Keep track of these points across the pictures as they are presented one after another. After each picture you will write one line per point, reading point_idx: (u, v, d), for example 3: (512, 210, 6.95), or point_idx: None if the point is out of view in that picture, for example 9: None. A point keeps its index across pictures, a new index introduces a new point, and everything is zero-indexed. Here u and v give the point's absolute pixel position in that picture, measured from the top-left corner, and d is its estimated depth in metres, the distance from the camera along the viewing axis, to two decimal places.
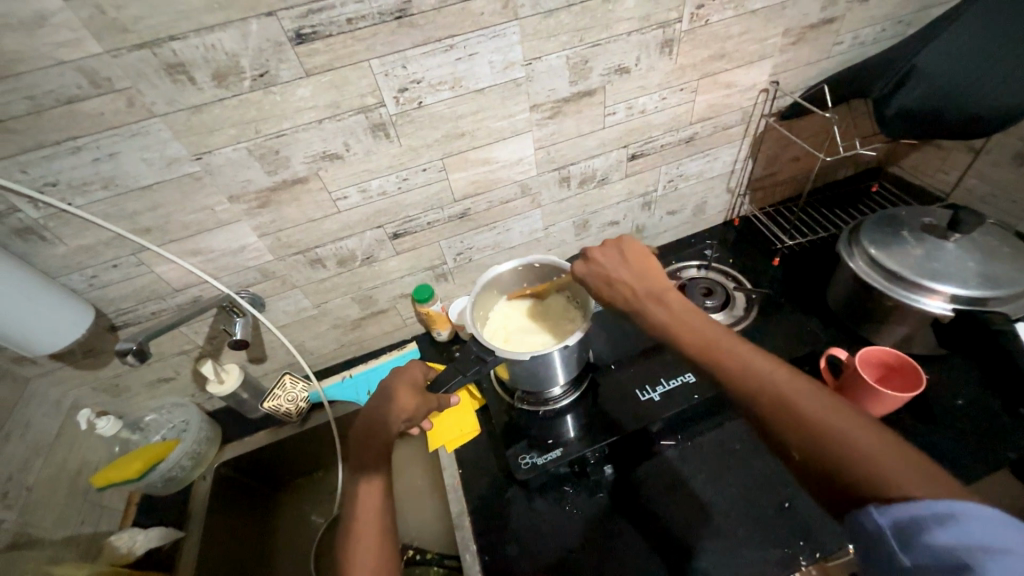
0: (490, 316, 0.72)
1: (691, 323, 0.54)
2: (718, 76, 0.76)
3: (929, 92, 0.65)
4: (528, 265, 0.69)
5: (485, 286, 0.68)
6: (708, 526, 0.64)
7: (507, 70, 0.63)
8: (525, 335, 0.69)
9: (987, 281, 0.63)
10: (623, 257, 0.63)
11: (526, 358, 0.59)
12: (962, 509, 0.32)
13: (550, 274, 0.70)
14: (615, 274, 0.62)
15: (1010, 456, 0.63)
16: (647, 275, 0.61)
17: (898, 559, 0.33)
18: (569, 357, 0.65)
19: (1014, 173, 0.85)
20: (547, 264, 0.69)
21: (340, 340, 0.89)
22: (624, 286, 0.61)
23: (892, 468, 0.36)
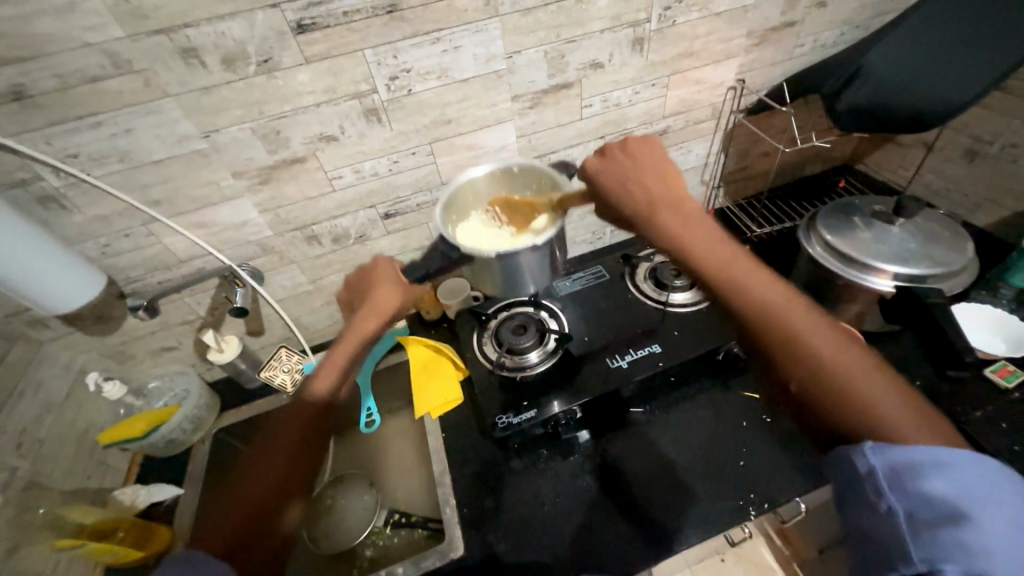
0: (465, 220, 0.75)
1: (706, 242, 0.57)
2: (688, 73, 0.82)
3: (875, 89, 0.72)
4: (507, 169, 0.73)
5: (458, 190, 0.72)
6: (668, 483, 0.70)
7: (489, 62, 0.69)
8: (498, 240, 0.72)
9: (926, 261, 0.69)
10: (646, 161, 0.65)
11: (489, 255, 0.66)
12: (951, 460, 0.37)
13: (530, 179, 0.73)
14: (639, 181, 0.64)
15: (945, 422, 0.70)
16: (664, 181, 0.63)
17: (886, 498, 0.38)
18: (536, 263, 0.71)
19: (964, 168, 0.92)
20: (527, 167, 0.72)
21: (334, 317, 0.95)
22: (642, 193, 0.63)
23: (887, 404, 0.41)
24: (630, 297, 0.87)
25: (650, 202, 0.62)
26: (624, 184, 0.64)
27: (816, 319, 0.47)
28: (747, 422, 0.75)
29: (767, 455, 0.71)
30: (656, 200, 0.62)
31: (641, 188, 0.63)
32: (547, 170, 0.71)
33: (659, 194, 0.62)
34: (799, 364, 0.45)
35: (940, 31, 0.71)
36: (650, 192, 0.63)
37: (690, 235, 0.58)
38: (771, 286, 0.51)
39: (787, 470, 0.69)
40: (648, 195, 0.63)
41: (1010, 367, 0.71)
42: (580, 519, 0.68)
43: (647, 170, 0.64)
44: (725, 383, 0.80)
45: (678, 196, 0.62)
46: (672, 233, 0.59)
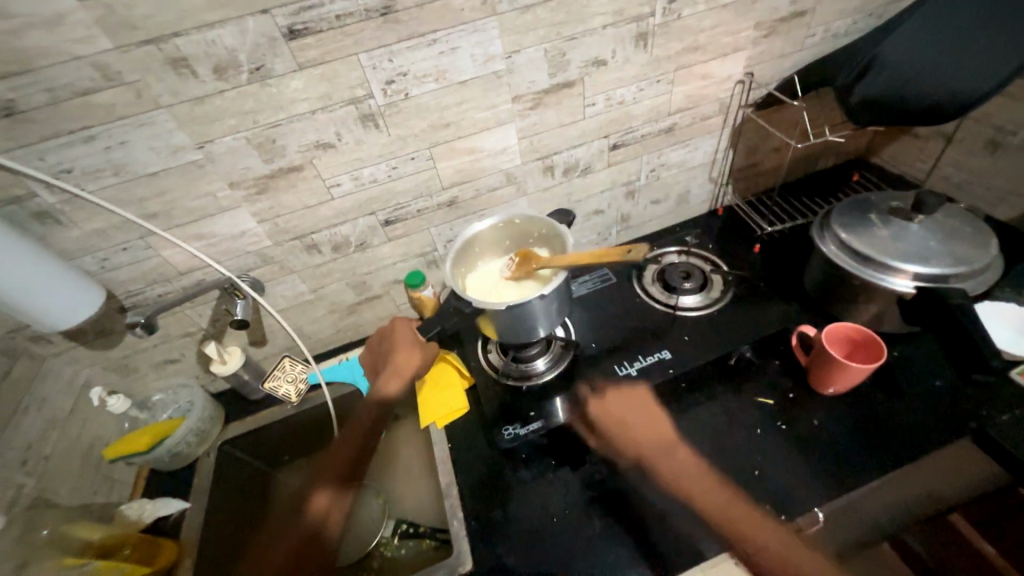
0: (472, 274, 0.76)
1: (693, 475, 0.65)
2: (694, 68, 0.79)
3: (889, 80, 0.69)
4: (508, 221, 0.74)
5: (464, 243, 0.73)
6: (682, 493, 0.68)
7: (488, 63, 0.67)
8: (505, 291, 0.72)
9: (949, 259, 0.66)
10: (638, 414, 0.71)
11: (499, 307, 0.62)
12: None
13: (532, 228, 0.75)
14: (635, 428, 0.70)
15: (971, 427, 0.67)
16: (643, 410, 0.71)
17: None
18: (549, 311, 0.67)
19: (986, 160, 0.88)
20: (527, 218, 0.73)
21: (337, 325, 0.93)
22: (637, 449, 0.69)
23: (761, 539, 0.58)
24: (638, 300, 0.85)
25: (639, 448, 0.69)
26: (625, 438, 0.70)
27: (744, 509, 0.61)
28: (762, 429, 0.73)
29: (784, 462, 0.68)
30: (643, 445, 0.69)
31: (633, 430, 0.70)
32: (546, 218, 0.72)
33: (650, 418, 0.71)
34: (745, 552, 0.58)
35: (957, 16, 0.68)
36: (643, 438, 0.69)
37: (642, 432, 0.69)
38: (732, 508, 0.61)
39: (806, 478, 0.66)
40: (643, 435, 0.69)
41: None
42: (591, 531, 0.67)
43: (637, 418, 0.70)
44: (738, 388, 0.78)
45: (666, 442, 0.69)
46: (656, 461, 0.68)
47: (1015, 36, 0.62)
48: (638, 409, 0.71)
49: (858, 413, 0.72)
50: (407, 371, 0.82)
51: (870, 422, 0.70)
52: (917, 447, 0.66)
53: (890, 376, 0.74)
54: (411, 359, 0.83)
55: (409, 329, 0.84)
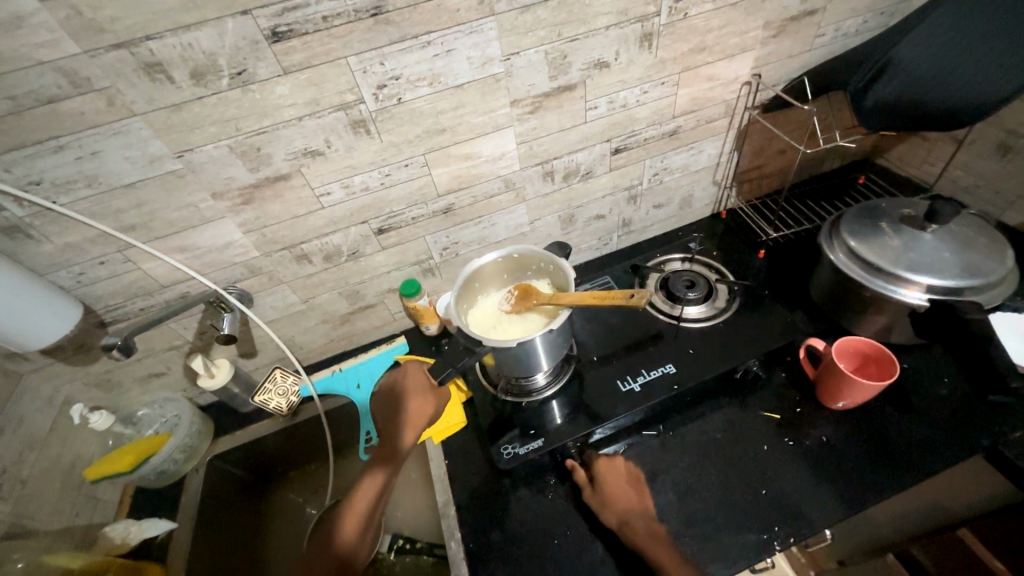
0: (473, 308, 0.75)
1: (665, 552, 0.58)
2: (700, 69, 0.76)
3: (905, 84, 0.66)
4: (507, 256, 0.72)
5: (467, 278, 0.71)
6: (687, 512, 0.66)
7: (485, 66, 0.63)
8: (509, 326, 0.71)
9: (963, 271, 0.64)
10: (624, 477, 0.67)
11: (511, 344, 0.61)
12: None
13: (531, 260, 0.72)
14: (618, 490, 0.65)
15: (984, 444, 0.65)
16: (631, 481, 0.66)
17: None
18: (553, 343, 0.66)
19: (996, 164, 0.86)
20: (526, 252, 0.71)
21: (330, 335, 0.90)
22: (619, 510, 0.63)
23: None
24: (641, 310, 0.83)
25: (615, 509, 0.63)
26: (605, 500, 0.64)
27: None
28: (768, 445, 0.71)
29: (791, 480, 0.67)
30: (619, 505, 0.64)
31: (614, 495, 0.64)
32: (546, 253, 0.70)
33: (634, 486, 0.66)
34: None
35: (993, 11, 0.64)
36: (624, 501, 0.64)
37: (619, 494, 0.64)
38: None
39: (814, 497, 0.65)
40: (625, 499, 0.64)
41: None
42: (594, 553, 0.65)
43: (622, 484, 0.66)
44: (743, 402, 0.76)
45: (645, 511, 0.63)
46: (630, 524, 0.61)
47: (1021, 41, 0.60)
48: (623, 474, 0.67)
49: (868, 428, 0.70)
50: (422, 416, 0.70)
51: (880, 437, 0.68)
52: (929, 464, 0.64)
53: (899, 389, 0.72)
54: (426, 404, 0.70)
55: (422, 374, 0.72)
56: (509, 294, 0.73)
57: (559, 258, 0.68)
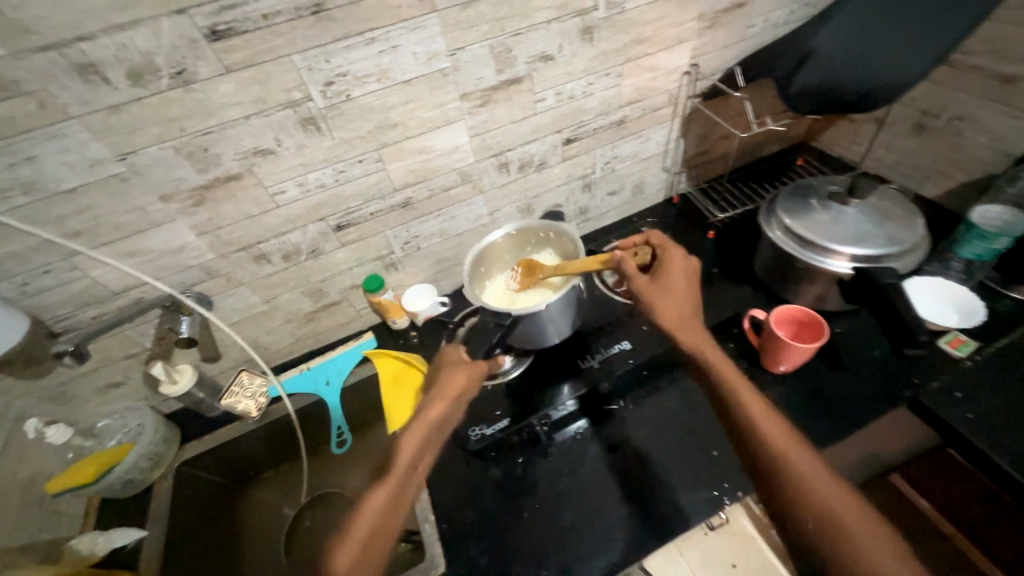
0: (486, 291, 0.83)
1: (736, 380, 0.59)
2: (641, 60, 0.80)
3: (825, 71, 0.71)
4: (510, 233, 0.81)
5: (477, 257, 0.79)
6: (645, 478, 0.71)
7: (432, 61, 0.65)
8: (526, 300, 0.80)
9: (882, 241, 0.70)
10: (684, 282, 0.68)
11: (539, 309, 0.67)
12: None
13: (531, 234, 0.82)
14: (677, 288, 0.67)
15: (905, 395, 0.72)
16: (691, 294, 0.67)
17: None
18: (566, 307, 0.72)
19: (914, 142, 0.96)
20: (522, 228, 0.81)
21: (295, 335, 0.90)
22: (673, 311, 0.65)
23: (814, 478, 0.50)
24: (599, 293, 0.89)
25: (672, 310, 0.65)
26: (659, 293, 0.67)
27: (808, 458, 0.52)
28: None
29: None
30: (677, 307, 0.65)
31: (670, 292, 0.67)
32: (544, 223, 0.79)
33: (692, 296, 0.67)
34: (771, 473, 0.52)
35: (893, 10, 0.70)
36: (678, 300, 0.66)
37: (672, 292, 0.67)
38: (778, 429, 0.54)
39: None
40: (679, 298, 0.66)
41: (961, 337, 0.74)
42: (563, 522, 0.68)
43: (682, 285, 0.67)
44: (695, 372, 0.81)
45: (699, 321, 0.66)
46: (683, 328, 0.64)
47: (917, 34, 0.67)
48: (684, 280, 0.68)
49: (806, 388, 0.76)
50: (453, 392, 0.65)
51: (817, 396, 0.75)
52: (859, 417, 0.71)
53: (833, 350, 0.79)
54: (455, 379, 0.66)
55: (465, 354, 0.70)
56: (513, 273, 0.81)
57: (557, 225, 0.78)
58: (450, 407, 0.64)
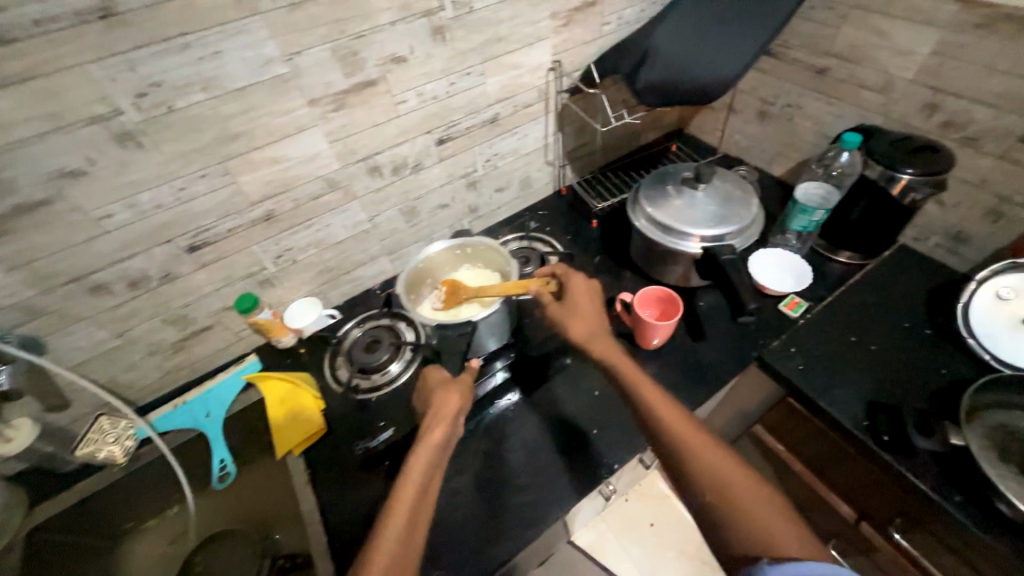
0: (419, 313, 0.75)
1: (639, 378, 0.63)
2: (501, 58, 0.81)
3: (664, 67, 0.77)
4: (428, 257, 0.76)
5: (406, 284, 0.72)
6: (533, 465, 0.73)
7: (266, 66, 0.61)
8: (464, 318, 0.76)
9: (725, 220, 0.77)
10: (588, 294, 0.73)
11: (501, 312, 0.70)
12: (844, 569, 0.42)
13: (446, 257, 0.78)
14: (580, 305, 0.72)
15: (752, 355, 0.81)
16: (596, 305, 0.72)
17: None
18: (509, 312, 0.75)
19: (759, 128, 1.07)
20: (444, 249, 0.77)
21: (163, 368, 0.82)
22: (577, 324, 0.70)
23: (712, 456, 0.54)
24: None
25: (575, 322, 0.70)
26: (564, 308, 0.72)
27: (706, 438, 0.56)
28: (599, 391, 0.81)
29: (614, 417, 0.78)
30: (581, 318, 0.70)
31: (575, 305, 0.72)
32: (460, 240, 0.77)
33: (597, 307, 0.72)
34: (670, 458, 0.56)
35: (716, 14, 0.78)
36: (584, 310, 0.71)
37: (578, 304, 0.72)
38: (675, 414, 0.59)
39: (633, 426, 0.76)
40: (584, 308, 0.71)
41: (796, 299, 0.85)
42: (454, 520, 0.69)
43: (585, 297, 0.73)
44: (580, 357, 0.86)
45: (605, 326, 0.70)
46: (589, 338, 0.69)
47: (738, 34, 0.75)
48: (589, 294, 0.73)
49: (677, 359, 0.83)
50: (451, 415, 0.63)
51: (685, 365, 0.82)
52: (718, 380, 0.79)
53: (696, 322, 0.87)
54: (451, 401, 0.65)
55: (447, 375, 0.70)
56: (437, 293, 0.76)
57: (479, 240, 0.76)
58: (450, 429, 0.62)
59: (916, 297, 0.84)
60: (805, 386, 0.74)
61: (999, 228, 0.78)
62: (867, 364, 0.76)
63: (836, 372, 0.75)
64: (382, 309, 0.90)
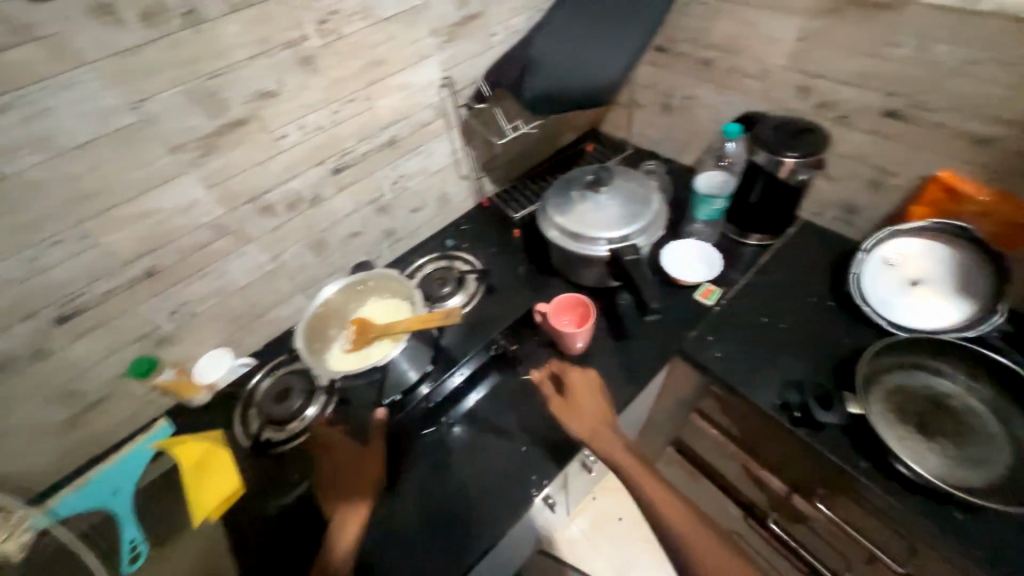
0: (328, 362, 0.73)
1: (652, 485, 0.67)
2: (387, 81, 0.79)
3: (549, 77, 0.77)
4: (326, 300, 0.74)
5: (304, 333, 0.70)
6: (463, 494, 0.71)
7: (110, 118, 0.57)
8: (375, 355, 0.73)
9: (628, 220, 0.78)
10: (591, 396, 0.74)
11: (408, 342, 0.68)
12: None
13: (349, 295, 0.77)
14: (584, 408, 0.73)
15: (672, 349, 0.81)
16: (598, 404, 0.73)
17: None
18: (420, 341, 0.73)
19: (665, 121, 1.09)
20: (342, 288, 0.75)
21: (58, 450, 0.76)
22: (586, 424, 0.71)
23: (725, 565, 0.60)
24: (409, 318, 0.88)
25: (580, 424, 0.71)
26: (571, 408, 0.73)
27: (717, 543, 0.62)
28: (527, 405, 0.79)
29: (543, 429, 0.76)
30: (586, 420, 0.71)
31: (581, 405, 0.73)
32: (357, 276, 0.76)
33: (600, 405, 0.73)
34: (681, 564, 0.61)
35: (586, 24, 0.80)
36: (590, 408, 0.73)
37: (586, 406, 0.73)
38: (675, 505, 0.65)
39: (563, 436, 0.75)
40: (591, 408, 0.73)
41: (710, 287, 0.87)
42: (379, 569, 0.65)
43: (590, 399, 0.74)
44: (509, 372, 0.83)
45: (613, 424, 0.71)
46: (594, 433, 0.70)
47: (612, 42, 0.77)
48: (591, 394, 0.75)
49: (604, 362, 0.82)
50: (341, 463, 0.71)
51: (612, 367, 0.81)
52: (643, 377, 0.79)
53: (618, 320, 0.87)
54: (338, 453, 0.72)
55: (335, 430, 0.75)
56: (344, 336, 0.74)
57: (377, 273, 0.76)
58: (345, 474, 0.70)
59: (820, 271, 0.87)
60: (723, 373, 0.76)
61: (880, 197, 0.82)
62: (776, 342, 0.78)
63: (751, 355, 0.77)
64: (290, 352, 0.88)
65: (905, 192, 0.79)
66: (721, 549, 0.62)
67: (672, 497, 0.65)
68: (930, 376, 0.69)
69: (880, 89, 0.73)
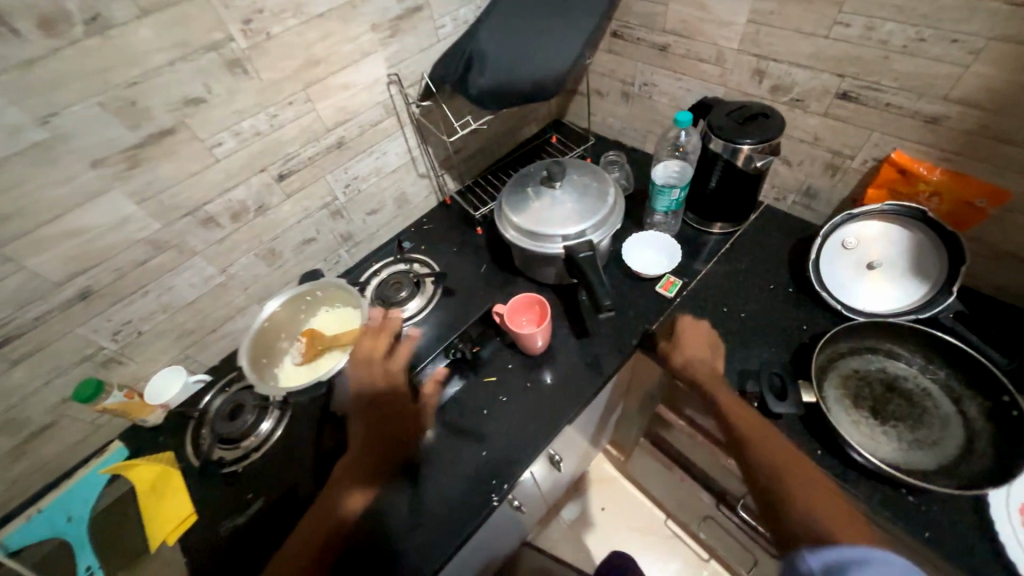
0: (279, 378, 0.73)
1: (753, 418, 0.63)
2: (327, 81, 0.76)
3: (494, 71, 0.74)
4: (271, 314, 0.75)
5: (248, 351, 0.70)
6: (423, 502, 0.69)
7: (17, 135, 0.53)
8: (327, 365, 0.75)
9: (581, 215, 0.77)
10: (699, 341, 0.74)
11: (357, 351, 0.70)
12: (876, 556, 0.49)
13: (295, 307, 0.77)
14: (692, 352, 0.73)
15: (634, 343, 0.81)
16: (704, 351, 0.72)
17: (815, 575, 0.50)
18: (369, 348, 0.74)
19: (625, 109, 1.07)
20: (286, 301, 0.76)
21: (4, 481, 0.73)
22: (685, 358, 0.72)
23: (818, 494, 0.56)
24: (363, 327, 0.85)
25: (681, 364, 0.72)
26: (677, 346, 0.75)
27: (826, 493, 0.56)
28: (489, 409, 0.78)
29: (505, 432, 0.75)
30: (696, 355, 0.72)
31: (687, 344, 0.74)
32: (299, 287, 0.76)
33: (710, 350, 0.73)
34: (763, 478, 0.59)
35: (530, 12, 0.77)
36: (694, 352, 0.72)
37: (693, 347, 0.73)
38: (779, 447, 0.60)
39: (526, 438, 0.74)
40: (700, 351, 0.73)
41: (671, 279, 0.86)
42: None
43: (696, 345, 0.73)
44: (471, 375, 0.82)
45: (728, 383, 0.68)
46: (691, 365, 0.71)
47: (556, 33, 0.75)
48: (703, 343, 0.74)
49: (567, 360, 0.81)
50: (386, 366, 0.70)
51: (575, 365, 0.80)
52: (606, 374, 0.78)
53: (580, 317, 0.86)
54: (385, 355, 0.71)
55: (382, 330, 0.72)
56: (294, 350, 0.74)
57: (318, 282, 0.76)
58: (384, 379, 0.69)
59: (780, 257, 0.87)
60: None
61: (838, 180, 0.82)
62: (736, 332, 0.78)
63: None
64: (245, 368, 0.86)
65: (862, 174, 0.78)
66: (826, 483, 0.56)
67: (778, 442, 0.60)
68: (885, 359, 0.70)
69: (831, 70, 0.72)
